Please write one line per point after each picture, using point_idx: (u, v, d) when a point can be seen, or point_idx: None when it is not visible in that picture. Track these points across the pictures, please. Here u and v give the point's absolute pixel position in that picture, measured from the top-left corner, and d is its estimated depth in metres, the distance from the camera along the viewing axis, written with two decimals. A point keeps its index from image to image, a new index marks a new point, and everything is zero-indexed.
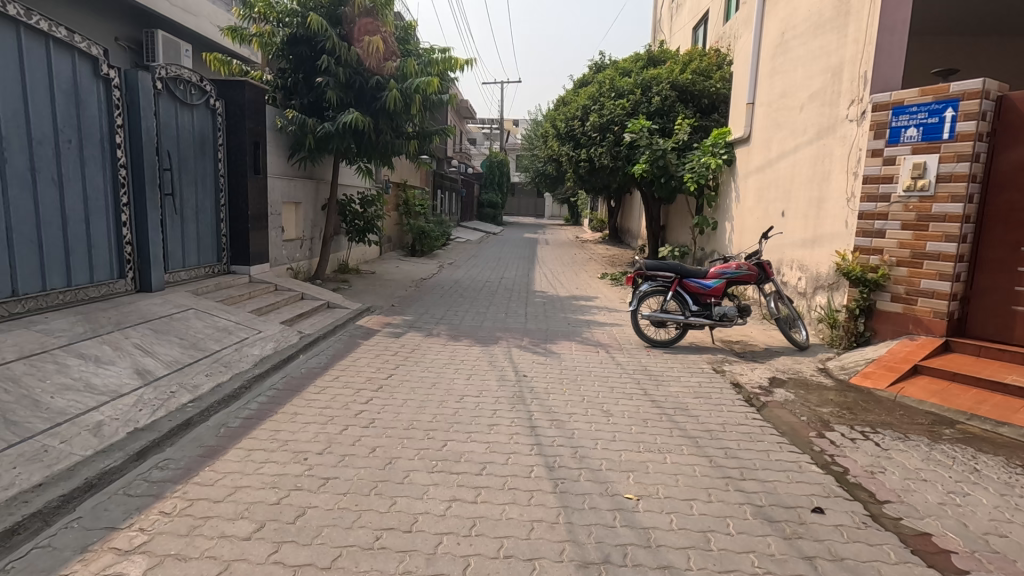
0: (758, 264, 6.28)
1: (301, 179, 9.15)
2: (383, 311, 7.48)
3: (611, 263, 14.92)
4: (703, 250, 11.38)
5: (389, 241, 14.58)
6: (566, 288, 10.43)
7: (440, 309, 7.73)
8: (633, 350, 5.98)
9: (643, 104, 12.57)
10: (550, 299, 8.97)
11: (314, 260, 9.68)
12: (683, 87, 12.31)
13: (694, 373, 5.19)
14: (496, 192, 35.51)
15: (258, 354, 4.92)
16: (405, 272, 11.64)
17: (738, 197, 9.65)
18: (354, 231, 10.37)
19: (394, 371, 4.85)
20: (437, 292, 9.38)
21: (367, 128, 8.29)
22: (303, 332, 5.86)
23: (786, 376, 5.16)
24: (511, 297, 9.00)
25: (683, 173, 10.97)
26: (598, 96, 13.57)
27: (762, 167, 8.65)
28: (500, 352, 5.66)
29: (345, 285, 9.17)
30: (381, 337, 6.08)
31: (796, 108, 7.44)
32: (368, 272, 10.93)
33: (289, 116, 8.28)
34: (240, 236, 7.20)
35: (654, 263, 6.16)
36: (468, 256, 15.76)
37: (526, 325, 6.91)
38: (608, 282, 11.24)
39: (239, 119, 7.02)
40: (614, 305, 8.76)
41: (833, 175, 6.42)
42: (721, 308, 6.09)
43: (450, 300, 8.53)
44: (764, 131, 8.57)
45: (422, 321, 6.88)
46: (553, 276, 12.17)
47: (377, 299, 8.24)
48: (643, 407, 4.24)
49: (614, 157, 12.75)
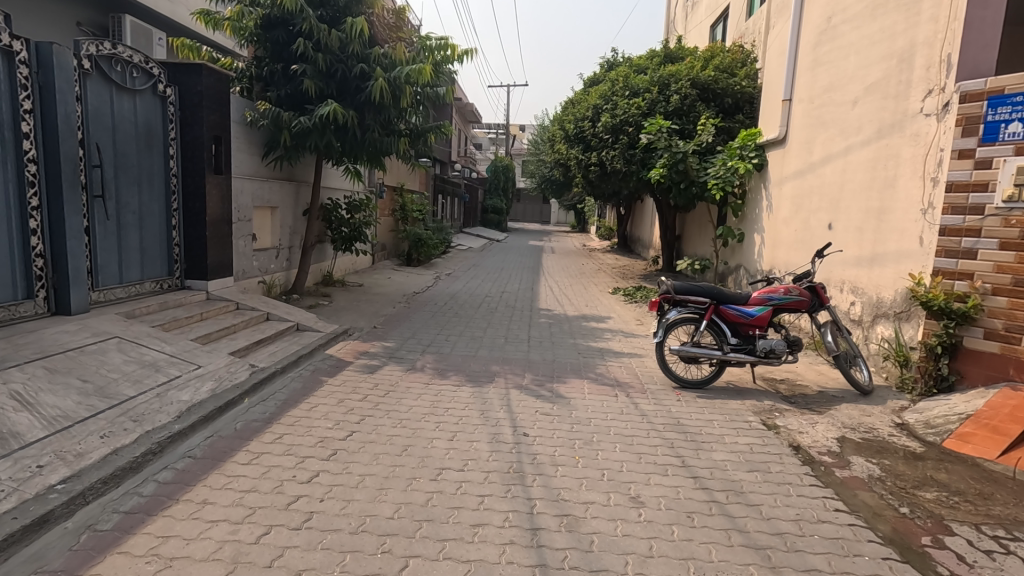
0: (810, 288, 5.18)
1: (277, 180, 8.13)
2: (363, 335, 6.43)
3: (623, 275, 13.83)
4: (727, 264, 10.27)
5: (382, 249, 13.53)
6: (574, 305, 9.35)
7: (429, 332, 6.67)
8: (659, 393, 4.88)
9: (660, 103, 11.52)
10: (556, 320, 7.88)
11: (292, 272, 8.64)
12: (704, 85, 11.25)
13: (740, 430, 4.09)
14: (501, 198, 34.50)
15: (187, 399, 3.88)
16: (397, 285, 10.59)
17: (770, 206, 8.55)
18: (339, 239, 9.33)
19: (358, 426, 3.79)
20: (430, 310, 8.33)
21: (350, 121, 7.28)
22: (256, 367, 4.79)
23: (858, 435, 4.06)
24: (514, 317, 7.92)
25: (705, 179, 9.90)
26: (610, 95, 12.52)
27: (800, 172, 7.58)
28: (495, 395, 4.58)
29: (324, 301, 8.12)
30: (353, 371, 5.02)
31: (847, 103, 6.36)
32: (355, 284, 9.89)
33: (262, 109, 7.27)
34: (195, 246, 6.17)
35: (684, 286, 5.12)
36: (468, 265, 14.71)
37: (529, 356, 5.82)
38: (621, 299, 10.13)
39: (194, 109, 6.01)
40: (630, 328, 7.66)
41: (900, 181, 5.33)
42: (766, 341, 5.00)
43: (443, 320, 7.47)
44: (804, 132, 7.50)
45: (405, 349, 5.81)
46: (559, 290, 11.09)
47: (359, 318, 7.21)
48: (684, 490, 3.13)
49: (627, 161, 11.68)
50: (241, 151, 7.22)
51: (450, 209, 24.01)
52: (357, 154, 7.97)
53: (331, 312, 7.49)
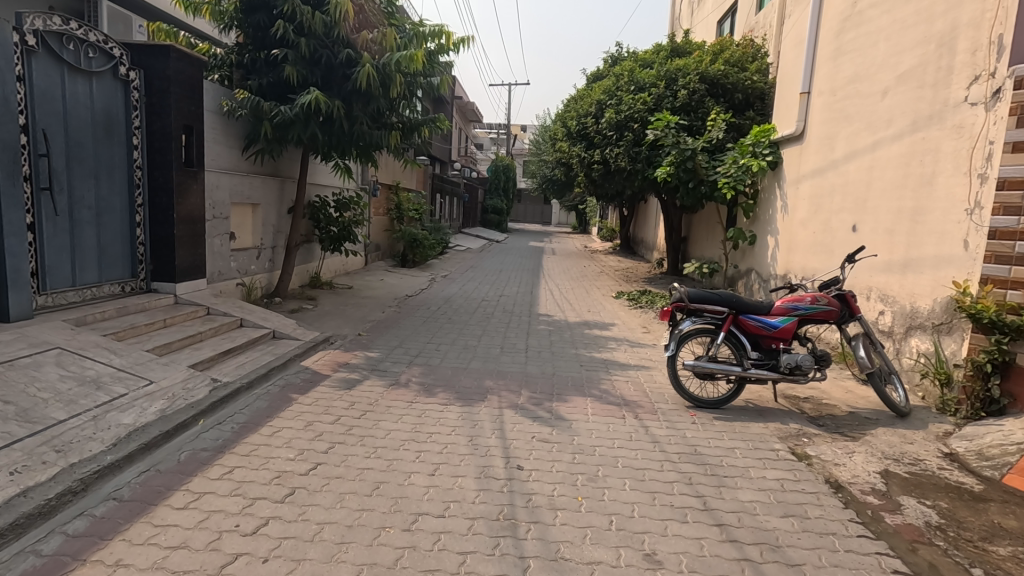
0: (840, 297, 4.64)
1: (259, 175, 7.63)
2: (346, 343, 5.90)
3: (626, 279, 13.30)
4: (737, 268, 9.73)
5: (376, 250, 13.00)
6: (576, 310, 8.82)
7: (418, 341, 6.14)
8: (671, 414, 4.34)
9: (666, 98, 11.00)
10: (557, 328, 7.34)
11: (275, 273, 8.11)
12: (713, 79, 10.72)
13: (767, 461, 3.56)
14: (502, 198, 33.97)
15: (127, 422, 3.35)
16: (389, 287, 10.06)
17: (785, 206, 8.03)
18: (327, 239, 8.82)
19: (324, 457, 3.25)
20: (422, 315, 7.80)
21: (336, 112, 6.78)
22: (218, 382, 4.26)
23: (904, 468, 3.52)
24: (511, 324, 7.39)
25: (715, 177, 9.37)
26: (614, 91, 12.00)
27: (819, 170, 7.05)
28: (486, 416, 4.05)
29: (309, 305, 7.59)
30: (328, 386, 4.48)
31: (875, 94, 5.84)
32: (344, 287, 9.36)
33: (240, 98, 6.76)
34: (162, 245, 5.65)
35: (700, 293, 4.60)
36: (466, 267, 14.18)
37: (526, 369, 5.28)
38: (625, 304, 9.59)
39: (161, 94, 5.49)
40: (636, 337, 7.13)
41: (940, 178, 4.80)
42: (790, 356, 4.46)
43: (435, 327, 6.95)
44: (824, 127, 6.97)
45: (390, 361, 5.28)
46: (561, 294, 10.56)
47: (343, 325, 6.68)
48: (709, 544, 2.59)
49: (632, 159, 11.15)
50: (218, 143, 6.71)
51: (449, 208, 23.49)
52: (345, 148, 7.47)
53: (314, 317, 6.95)
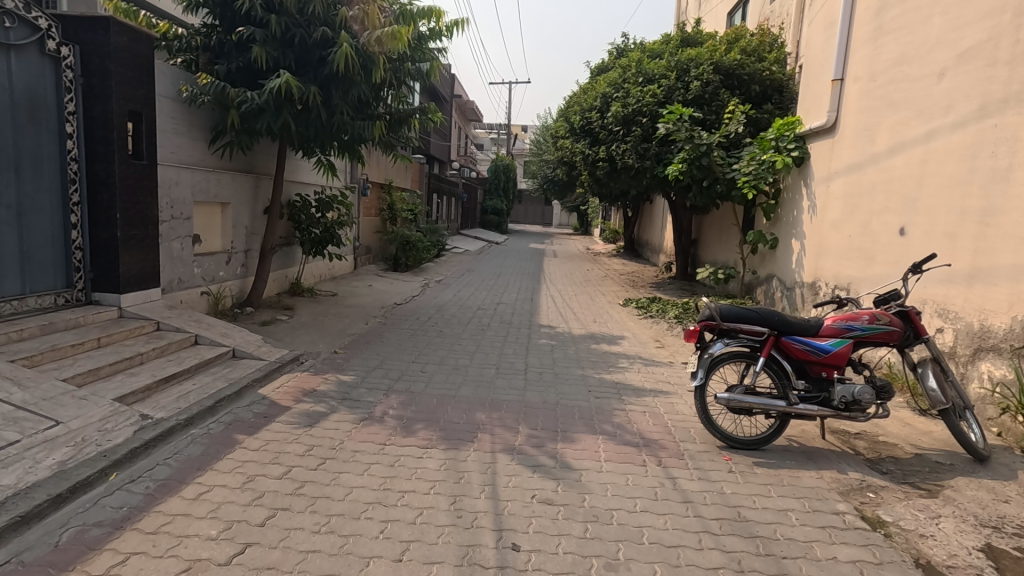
0: (901, 314, 3.84)
1: (229, 171, 6.86)
2: (318, 363, 5.13)
3: (633, 284, 12.53)
4: (756, 273, 8.96)
5: (366, 253, 12.22)
6: (581, 321, 8.03)
7: (402, 360, 5.36)
8: (702, 458, 3.56)
9: (678, 90, 10.25)
10: (560, 342, 6.56)
11: (248, 280, 7.33)
12: (728, 70, 10.03)
13: (832, 531, 2.77)
14: (501, 198, 33.20)
15: (5, 483, 2.58)
16: (378, 294, 9.29)
17: (812, 206, 7.25)
18: (309, 241, 8.07)
19: (258, 534, 2.47)
20: (410, 326, 7.02)
21: (312, 99, 6.04)
22: (148, 419, 3.48)
23: (1010, 542, 2.74)
24: (509, 338, 6.61)
25: (732, 175, 8.60)
26: (621, 83, 11.23)
27: (855, 165, 6.27)
28: (475, 465, 3.26)
29: (283, 317, 6.81)
30: (286, 423, 3.70)
31: (929, 76, 5.08)
32: (327, 294, 8.59)
33: (202, 83, 5.99)
34: (104, 250, 4.88)
35: (733, 310, 3.83)
36: (462, 271, 13.40)
37: (525, 397, 4.50)
38: (634, 314, 8.80)
39: (101, 74, 4.73)
40: (650, 353, 6.34)
41: (1019, 171, 4.05)
42: (845, 388, 3.67)
43: (423, 342, 6.17)
44: (861, 117, 6.20)
45: (365, 387, 4.50)
46: (563, 301, 9.79)
47: (319, 340, 5.90)
48: None
49: (641, 157, 10.36)
50: (178, 134, 5.94)
51: (446, 209, 22.71)
52: (324, 141, 6.73)
53: (287, 331, 6.17)
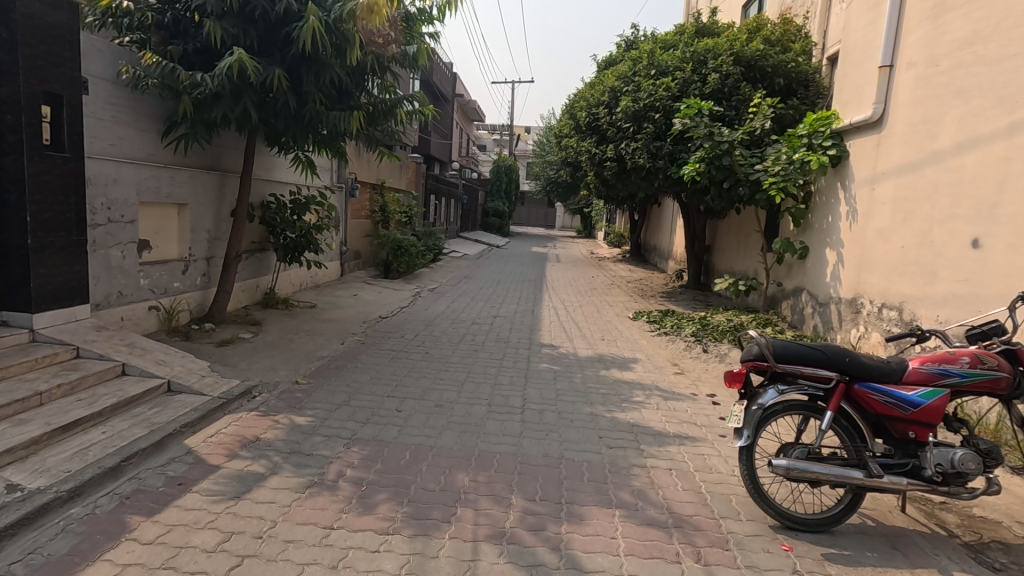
0: (1009, 353, 2.96)
1: (188, 167, 6.00)
2: (273, 399, 4.25)
3: (642, 293, 11.65)
4: (781, 286, 8.09)
5: (355, 258, 11.37)
6: (587, 338, 7.15)
7: (376, 394, 4.49)
8: (753, 548, 2.68)
9: (694, 83, 9.38)
10: (563, 368, 5.67)
11: (210, 291, 6.47)
12: (749, 61, 9.20)
13: None
14: (503, 200, 32.33)
15: None
16: (364, 305, 8.44)
17: (852, 211, 6.37)
18: (281, 247, 7.28)
19: None
20: (393, 345, 6.15)
21: (277, 83, 5.23)
22: (16, 491, 2.62)
23: None
24: (506, 362, 5.72)
25: (757, 176, 7.72)
26: (631, 76, 10.35)
27: (908, 164, 5.40)
28: (449, 566, 2.39)
29: (247, 335, 5.95)
30: (205, 494, 2.82)
31: (1014, 56, 4.22)
32: (306, 306, 7.74)
33: (146, 64, 5.12)
34: (11, 259, 4.04)
35: (791, 349, 2.95)
36: (459, 277, 12.54)
37: (521, 450, 3.62)
38: (645, 330, 7.92)
39: (8, 47, 3.90)
40: (668, 382, 5.45)
41: None
42: (942, 453, 2.78)
43: (404, 368, 5.29)
44: (917, 108, 5.32)
45: (321, 435, 3.62)
46: (567, 314, 8.90)
47: (282, 365, 5.03)
48: None
49: (652, 156, 9.49)
50: (120, 123, 5.10)
51: (445, 210, 21.84)
52: (294, 133, 5.94)
53: (246, 353, 5.30)
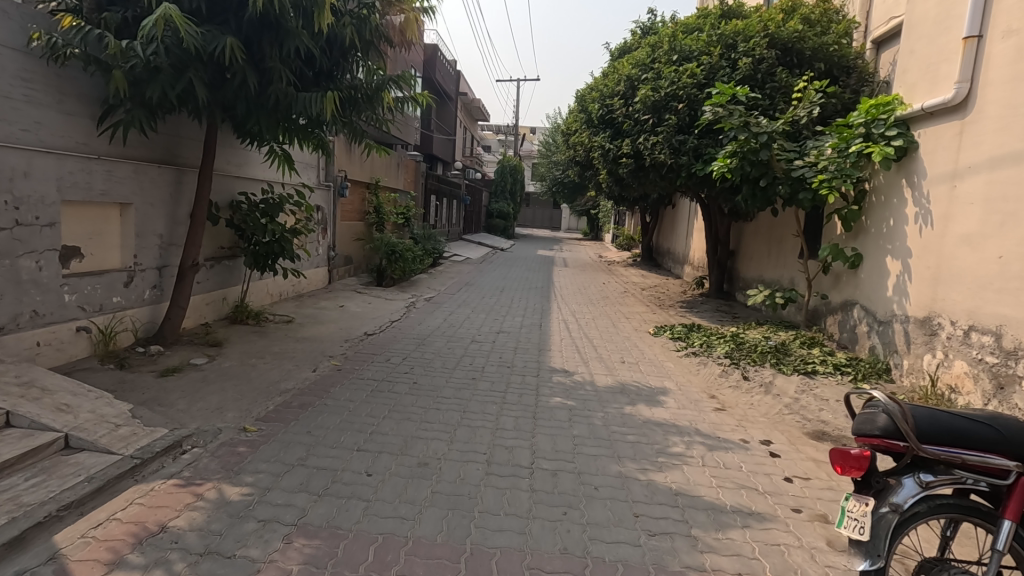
0: None
1: (131, 160, 5.05)
2: (206, 456, 3.26)
3: (659, 303, 10.65)
4: (825, 299, 7.08)
5: (344, 263, 10.41)
6: (602, 360, 6.16)
7: (342, 448, 3.49)
8: None
9: (722, 68, 8.39)
10: (579, 404, 4.66)
11: (162, 306, 5.52)
12: (785, 44, 8.20)
13: None
14: (508, 201, 31.34)
15: None
16: (350, 318, 7.50)
17: (922, 213, 5.36)
18: (251, 254, 6.33)
19: None
20: (376, 372, 5.16)
21: (230, 55, 4.30)
22: None
23: None
24: (509, 397, 4.72)
25: (801, 172, 6.71)
26: (650, 63, 9.35)
27: (1005, 155, 4.39)
28: None
29: (200, 360, 4.97)
30: None
31: None
32: (281, 321, 6.78)
33: (64, 29, 4.15)
34: None
35: (944, 422, 1.96)
36: (460, 284, 11.58)
37: (529, 543, 2.62)
38: (668, 349, 6.92)
39: None
40: (709, 423, 4.43)
41: None
42: None
43: (385, 405, 4.29)
44: (1020, 85, 4.31)
45: (253, 522, 2.62)
46: (579, 328, 7.91)
47: (232, 403, 4.05)
48: None
49: (675, 152, 8.48)
50: (35, 104, 4.14)
51: (447, 212, 20.89)
52: (258, 120, 5.03)
53: (192, 387, 4.32)
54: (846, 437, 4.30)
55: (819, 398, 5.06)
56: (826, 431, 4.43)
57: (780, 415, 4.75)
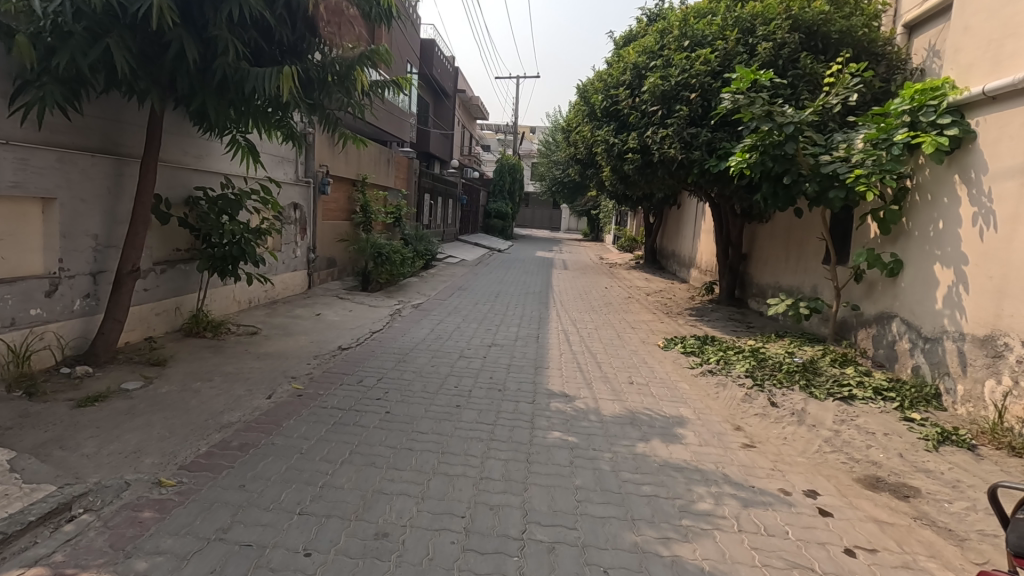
0: None
1: (55, 147, 4.28)
2: (96, 527, 2.49)
3: (666, 310, 9.91)
4: (856, 310, 6.32)
5: (327, 267, 9.66)
6: (607, 380, 5.41)
7: (279, 511, 2.72)
8: None
9: (739, 54, 7.62)
10: (582, 441, 3.89)
11: (97, 318, 4.75)
12: (810, 28, 7.40)
13: None
14: (507, 201, 30.53)
15: None
16: (326, 329, 6.75)
17: (982, 214, 4.60)
18: (207, 257, 5.56)
19: None
20: (342, 398, 4.38)
21: (161, 17, 3.53)
22: None
23: None
24: (498, 432, 3.95)
25: (831, 168, 5.95)
26: (658, 50, 8.58)
27: None
28: None
29: (134, 384, 4.19)
30: None
31: None
32: (245, 333, 6.02)
33: None
34: None
35: None
36: (453, 289, 10.82)
37: None
38: (680, 366, 6.17)
39: None
40: (738, 467, 3.66)
41: None
42: None
43: (345, 446, 3.53)
44: None
45: None
46: (580, 340, 7.15)
47: (153, 445, 3.27)
48: None
49: (686, 146, 7.72)
50: None
51: (442, 212, 20.12)
52: (206, 101, 4.27)
53: (111, 421, 3.54)
54: (906, 485, 3.54)
55: (864, 431, 4.30)
56: (879, 476, 3.66)
57: (821, 454, 3.98)
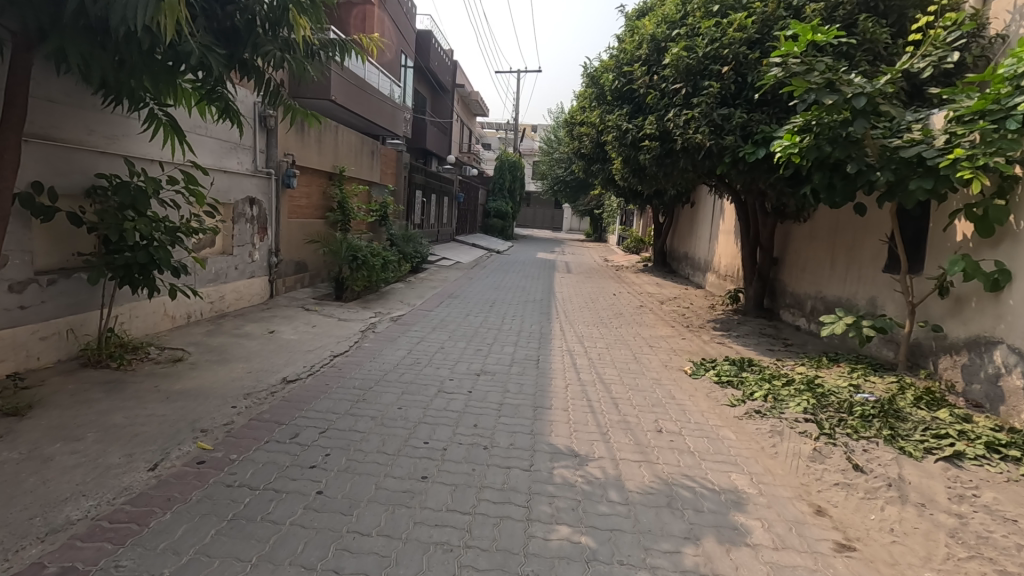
0: None
1: None
2: None
3: (685, 323, 8.63)
4: (939, 331, 5.01)
5: (295, 272, 8.40)
6: (626, 427, 4.13)
7: None
8: None
9: (781, 18, 6.33)
10: (601, 547, 2.60)
11: None
12: None
13: None
14: (507, 200, 29.20)
15: None
16: (277, 351, 5.47)
17: None
18: (104, 265, 4.17)
19: None
20: (260, 468, 3.10)
21: None
22: None
23: None
24: (477, 531, 2.67)
25: (913, 151, 4.65)
26: (682, 19, 7.30)
27: None
28: None
29: None
30: None
31: None
32: (166, 360, 4.74)
33: None
34: None
35: None
36: (441, 296, 9.53)
37: None
38: (715, 402, 4.89)
39: None
40: None
41: None
42: None
43: (232, 569, 2.24)
44: None
45: None
46: (588, 363, 5.89)
47: None
48: None
49: (716, 131, 6.45)
50: None
51: (436, 211, 18.80)
52: (63, 42, 2.98)
53: None
54: None
55: (1003, 519, 3.00)
56: None
57: (955, 564, 2.68)
